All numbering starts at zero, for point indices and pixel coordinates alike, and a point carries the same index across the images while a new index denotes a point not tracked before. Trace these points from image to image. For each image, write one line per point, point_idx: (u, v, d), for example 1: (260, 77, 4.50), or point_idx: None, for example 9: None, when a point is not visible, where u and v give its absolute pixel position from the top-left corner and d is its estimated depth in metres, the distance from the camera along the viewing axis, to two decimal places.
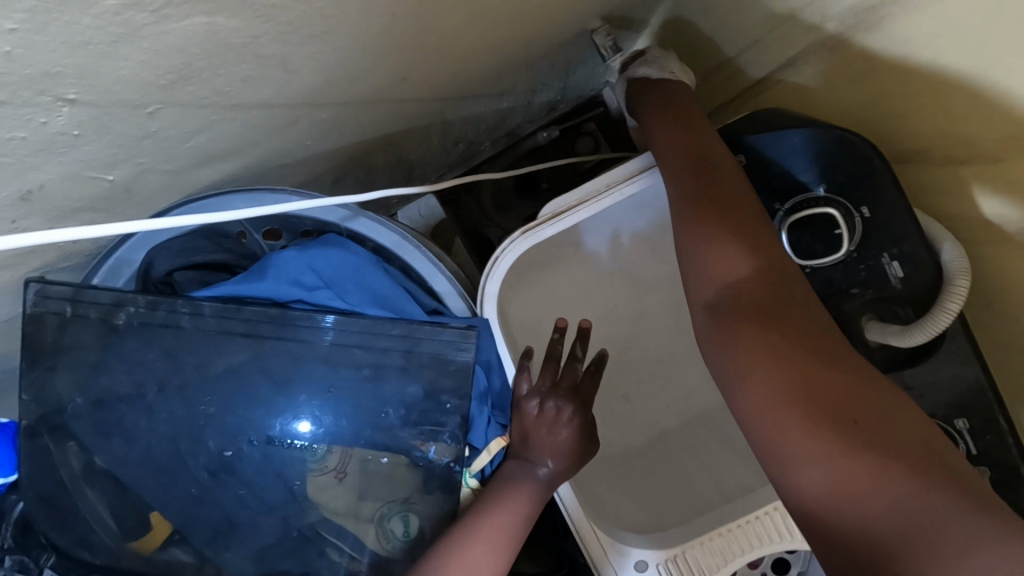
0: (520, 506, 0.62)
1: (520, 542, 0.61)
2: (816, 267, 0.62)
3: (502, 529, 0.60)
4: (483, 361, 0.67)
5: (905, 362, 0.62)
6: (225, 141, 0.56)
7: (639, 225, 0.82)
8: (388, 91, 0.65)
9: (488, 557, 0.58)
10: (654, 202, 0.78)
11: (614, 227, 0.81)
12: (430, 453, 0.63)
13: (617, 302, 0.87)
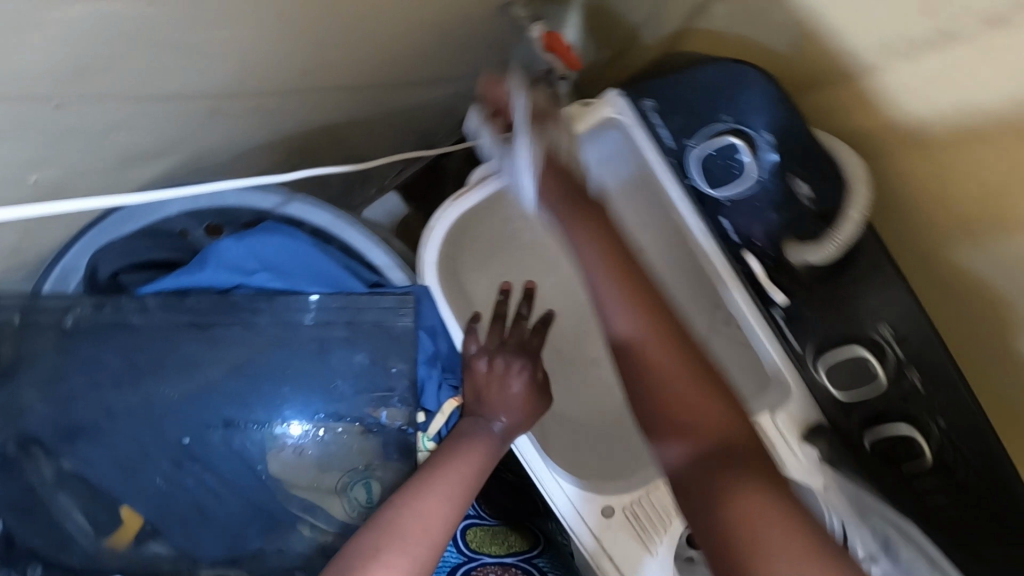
0: (476, 458, 0.64)
1: (477, 490, 0.63)
2: (735, 199, 0.65)
3: (458, 481, 0.62)
4: (425, 328, 0.68)
5: (833, 276, 0.64)
6: (146, 136, 0.58)
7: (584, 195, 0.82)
8: (315, 81, 0.67)
9: (447, 508, 0.59)
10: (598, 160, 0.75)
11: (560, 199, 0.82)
12: (382, 418, 0.66)
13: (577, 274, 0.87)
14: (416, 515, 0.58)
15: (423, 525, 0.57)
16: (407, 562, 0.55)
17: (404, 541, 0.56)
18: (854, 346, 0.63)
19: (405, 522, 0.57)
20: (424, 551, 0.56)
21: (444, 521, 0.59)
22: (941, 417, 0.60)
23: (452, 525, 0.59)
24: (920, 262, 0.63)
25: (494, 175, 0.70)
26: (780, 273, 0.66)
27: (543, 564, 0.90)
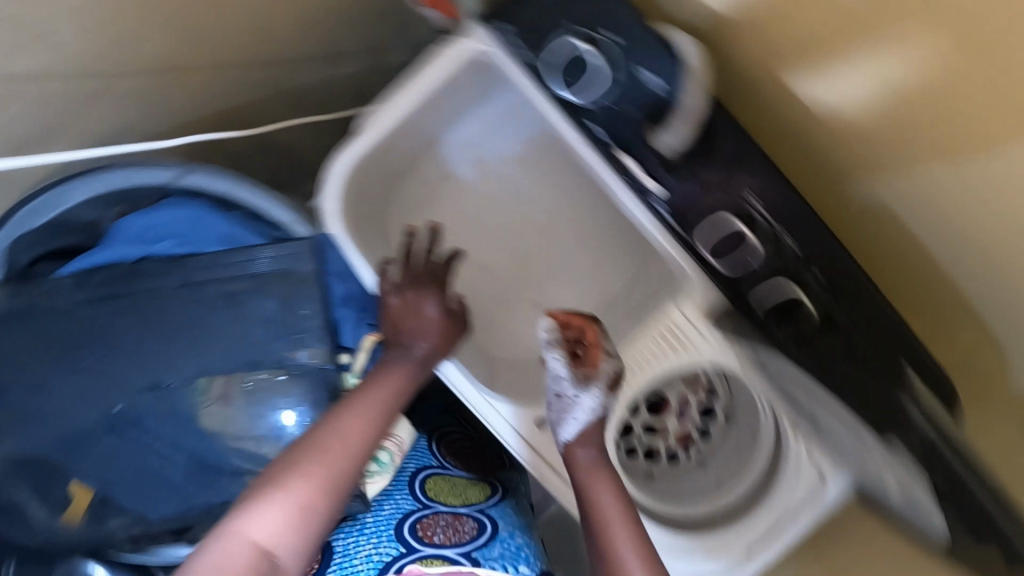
0: (395, 383, 0.69)
1: (396, 412, 0.68)
2: (594, 102, 0.68)
3: (382, 407, 0.66)
4: (333, 271, 0.73)
5: (696, 159, 0.68)
6: (25, 107, 0.64)
7: (505, 151, 0.98)
8: (188, 52, 0.73)
9: (368, 431, 0.64)
10: (508, 128, 0.97)
11: (479, 157, 0.98)
12: (301, 358, 0.69)
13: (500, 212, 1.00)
14: (338, 433, 0.62)
15: (344, 444, 0.62)
16: (324, 474, 0.59)
17: (323, 455, 0.60)
18: (722, 215, 0.68)
19: (326, 438, 0.61)
20: (342, 466, 0.60)
21: (365, 441, 0.63)
22: (812, 266, 0.67)
23: (373, 446, 0.64)
24: (778, 142, 0.71)
25: (376, 121, 0.77)
26: (652, 163, 0.69)
27: (495, 512, 1.02)
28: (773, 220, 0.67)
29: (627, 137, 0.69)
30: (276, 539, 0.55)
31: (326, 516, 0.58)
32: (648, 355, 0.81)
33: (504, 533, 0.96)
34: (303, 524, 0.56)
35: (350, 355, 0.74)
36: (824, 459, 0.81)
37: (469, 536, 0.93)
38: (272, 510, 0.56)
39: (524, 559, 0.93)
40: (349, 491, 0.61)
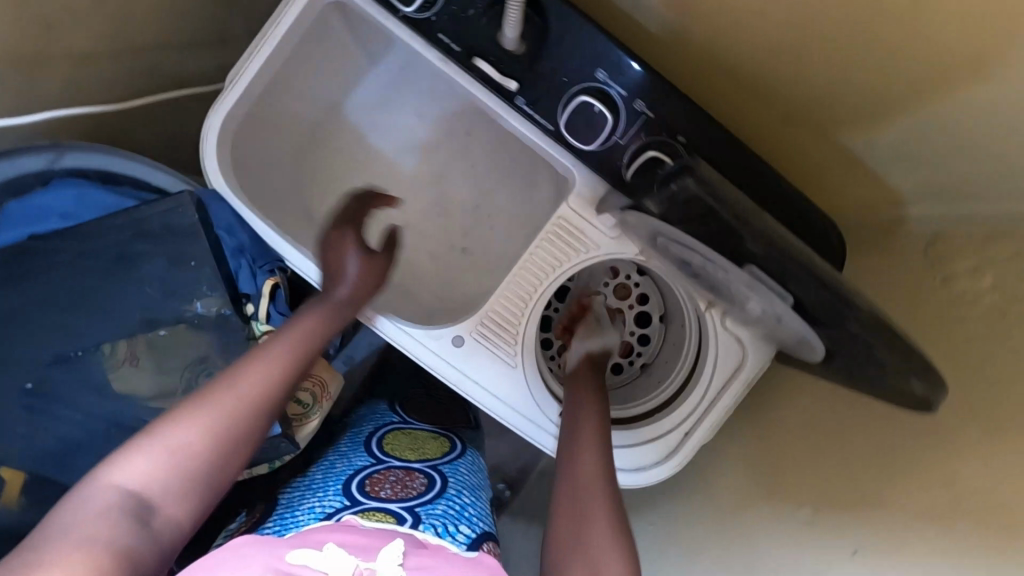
0: (298, 333, 0.71)
1: (300, 361, 0.69)
2: (435, 11, 0.71)
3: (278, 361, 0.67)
4: (220, 223, 0.75)
5: (539, 49, 0.69)
6: None
7: (403, 113, 1.13)
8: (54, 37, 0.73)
9: (263, 385, 0.65)
10: (401, 87, 1.12)
11: (382, 121, 1.13)
12: (199, 309, 0.71)
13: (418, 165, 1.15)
14: (227, 385, 0.63)
15: (233, 394, 0.62)
16: (207, 419, 0.59)
17: (208, 403, 0.61)
18: (581, 98, 0.70)
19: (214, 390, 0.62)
20: (229, 412, 0.61)
21: (257, 391, 0.64)
22: (677, 130, 0.70)
23: (268, 398, 0.64)
24: (635, 27, 0.75)
25: (241, 73, 0.78)
26: (504, 61, 0.71)
27: (448, 470, 0.97)
28: (626, 94, 0.69)
29: (473, 41, 0.71)
30: (150, 480, 0.54)
31: (209, 459, 0.58)
32: (547, 256, 0.82)
33: (453, 492, 0.91)
34: (181, 465, 0.56)
35: (253, 304, 0.75)
36: (741, 329, 0.82)
37: (416, 491, 0.88)
38: (148, 454, 0.56)
39: (468, 519, 0.86)
40: (238, 437, 0.61)
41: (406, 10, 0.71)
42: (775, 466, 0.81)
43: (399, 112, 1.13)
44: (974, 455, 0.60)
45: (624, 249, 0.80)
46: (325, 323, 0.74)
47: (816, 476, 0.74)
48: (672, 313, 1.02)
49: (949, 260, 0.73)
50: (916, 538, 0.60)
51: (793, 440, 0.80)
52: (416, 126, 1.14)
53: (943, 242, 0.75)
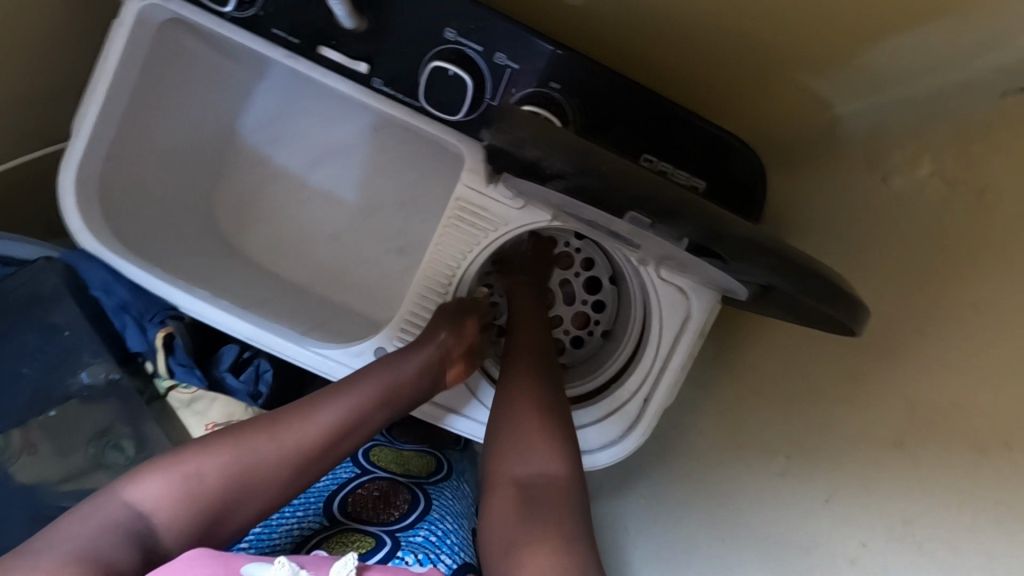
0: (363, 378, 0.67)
1: (351, 408, 0.65)
2: (263, 5, 0.64)
3: (338, 407, 0.64)
4: (95, 285, 0.69)
5: (378, 21, 0.62)
6: None
7: (309, 123, 0.99)
8: None
9: (300, 444, 0.60)
10: (298, 98, 0.97)
11: (286, 135, 0.98)
12: (85, 378, 0.68)
13: (328, 174, 1.00)
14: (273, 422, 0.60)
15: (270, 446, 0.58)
16: (238, 457, 0.57)
17: (245, 441, 0.58)
18: (435, 63, 0.62)
19: (258, 428, 0.59)
20: (262, 456, 0.58)
21: (300, 438, 0.60)
22: (551, 79, 0.63)
23: (308, 450, 0.60)
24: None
25: (82, 119, 0.73)
26: (346, 43, 0.65)
27: (433, 490, 0.89)
28: (482, 49, 0.62)
29: (310, 27, 0.64)
30: (158, 506, 0.52)
31: (225, 496, 0.55)
32: (457, 241, 0.75)
33: (437, 515, 0.81)
34: (196, 499, 0.53)
35: (152, 362, 0.71)
36: (679, 279, 0.75)
37: (397, 513, 0.80)
38: (167, 479, 0.53)
39: (450, 549, 0.76)
40: (261, 485, 0.57)
41: (227, 10, 0.64)
42: (740, 416, 0.73)
43: (305, 124, 0.99)
44: (933, 367, 0.51)
45: (535, 217, 0.73)
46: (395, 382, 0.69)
47: (781, 420, 0.66)
48: (620, 277, 0.94)
49: (885, 153, 0.64)
50: (884, 472, 0.52)
51: (756, 386, 0.72)
52: (327, 137, 0.99)
53: (880, 135, 0.65)
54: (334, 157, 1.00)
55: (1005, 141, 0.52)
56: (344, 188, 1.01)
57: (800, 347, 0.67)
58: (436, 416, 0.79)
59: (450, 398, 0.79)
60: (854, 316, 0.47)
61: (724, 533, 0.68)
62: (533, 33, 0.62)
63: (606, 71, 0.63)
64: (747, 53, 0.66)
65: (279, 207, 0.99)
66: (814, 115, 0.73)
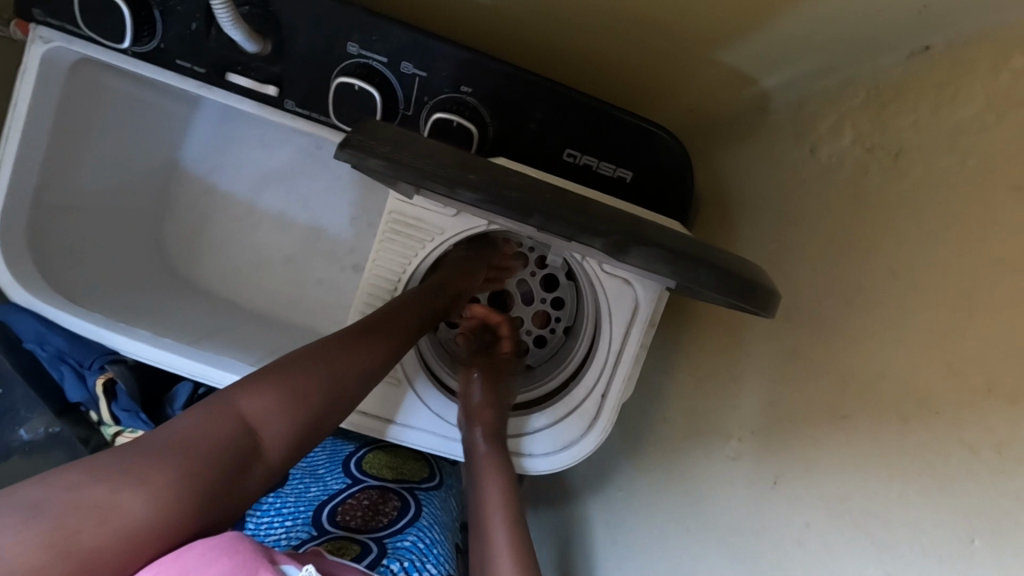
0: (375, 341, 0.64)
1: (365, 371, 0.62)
2: (163, 36, 0.62)
3: (397, 337, 0.67)
4: (29, 339, 0.68)
5: (282, 43, 0.61)
6: None
7: (250, 153, 0.97)
8: None
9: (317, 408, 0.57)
10: (233, 126, 0.96)
11: (229, 166, 0.97)
12: (28, 434, 0.68)
13: (274, 199, 0.99)
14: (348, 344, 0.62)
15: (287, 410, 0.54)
16: (328, 379, 0.58)
17: (333, 362, 0.59)
18: (341, 79, 0.61)
19: (337, 352, 0.60)
20: (345, 381, 0.60)
21: (371, 365, 0.63)
22: (462, 83, 0.62)
23: (379, 374, 0.64)
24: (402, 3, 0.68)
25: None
26: (254, 66, 0.63)
27: (425, 496, 0.87)
28: (387, 60, 0.61)
29: (215, 55, 0.63)
30: (262, 421, 0.53)
31: (317, 416, 0.57)
32: (396, 254, 0.74)
33: (426, 523, 0.79)
34: (292, 418, 0.55)
35: (96, 410, 0.70)
36: (622, 270, 0.73)
37: (387, 520, 0.78)
38: (269, 394, 0.54)
39: (437, 559, 0.74)
40: (342, 407, 0.60)
41: (125, 46, 0.62)
42: (692, 402, 0.73)
43: (243, 149, 0.97)
44: (861, 339, 0.51)
45: (470, 222, 0.72)
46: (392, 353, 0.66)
47: (728, 403, 0.66)
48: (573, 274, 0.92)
49: (805, 126, 0.63)
50: (821, 450, 0.52)
51: (705, 372, 0.72)
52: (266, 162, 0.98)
53: (799, 108, 0.65)
54: (279, 181, 0.99)
55: (909, 103, 0.51)
56: (291, 210, 1.00)
57: (741, 330, 0.67)
58: (379, 428, 0.75)
59: (383, 404, 0.75)
60: (760, 301, 0.48)
61: (682, 522, 0.68)
62: (434, 41, 0.60)
63: (516, 71, 0.62)
64: (659, 40, 0.65)
65: (229, 236, 0.98)
66: (738, 94, 0.72)
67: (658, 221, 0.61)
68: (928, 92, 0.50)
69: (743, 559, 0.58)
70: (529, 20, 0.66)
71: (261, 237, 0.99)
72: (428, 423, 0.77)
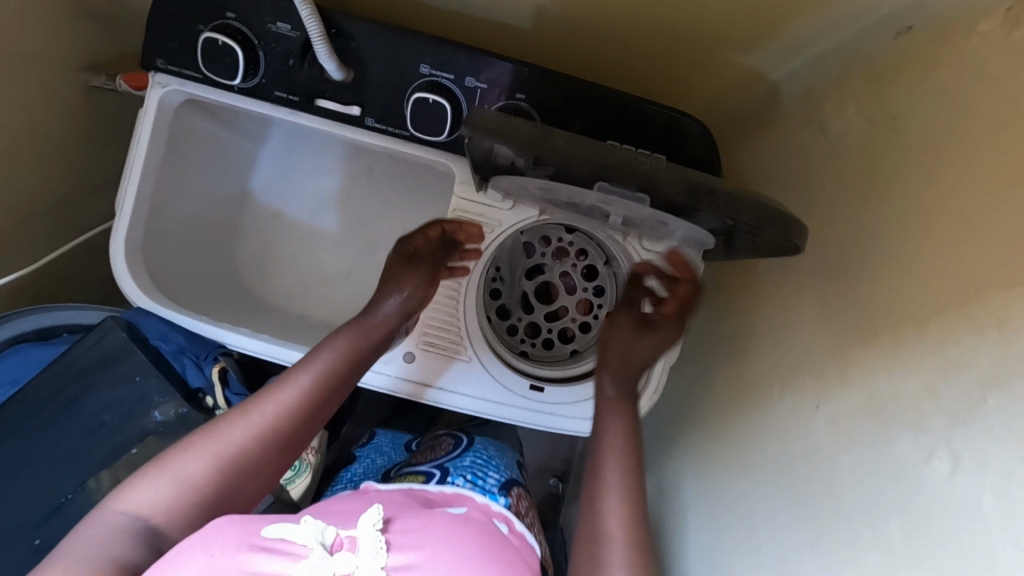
0: (280, 392, 0.67)
1: (268, 426, 0.64)
2: (263, 71, 0.74)
3: (299, 385, 0.68)
4: (155, 337, 0.79)
5: (363, 70, 0.74)
6: None
7: (313, 180, 1.09)
8: None
9: (224, 473, 0.61)
10: (296, 157, 1.08)
11: (292, 194, 1.09)
12: (160, 416, 0.75)
13: (336, 218, 1.10)
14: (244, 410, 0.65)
15: (186, 487, 0.58)
16: (219, 450, 0.61)
17: (221, 434, 0.62)
18: (416, 95, 0.73)
19: (246, 415, 0.64)
20: (240, 446, 0.62)
21: (272, 425, 0.65)
22: (518, 91, 0.73)
23: (283, 427, 0.65)
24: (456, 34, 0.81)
25: (123, 195, 0.84)
26: (338, 92, 0.76)
27: (474, 429, 0.95)
28: (454, 76, 0.73)
29: (307, 85, 0.75)
30: (152, 511, 0.56)
31: (216, 489, 0.60)
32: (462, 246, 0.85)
33: (480, 445, 0.88)
34: (184, 498, 0.58)
35: (211, 396, 0.80)
36: (661, 245, 0.85)
37: (444, 449, 0.87)
38: (151, 484, 0.58)
39: (496, 467, 0.82)
40: (253, 469, 0.63)
41: (234, 84, 0.75)
42: (738, 361, 0.80)
43: (305, 177, 1.09)
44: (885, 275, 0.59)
45: (524, 215, 0.83)
46: (305, 394, 0.68)
47: (773, 356, 0.73)
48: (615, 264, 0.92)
49: (815, 105, 0.73)
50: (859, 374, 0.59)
51: (749, 332, 0.79)
52: (329, 184, 1.09)
53: (809, 91, 0.75)
54: (341, 203, 1.10)
55: (899, 74, 0.61)
56: (351, 226, 1.10)
57: (778, 289, 0.75)
58: (446, 399, 0.84)
59: (428, 371, 0.84)
60: (796, 233, 0.57)
61: (734, 473, 0.74)
62: (490, 59, 0.72)
63: (561, 79, 0.73)
64: (679, 43, 0.75)
65: (298, 254, 1.09)
66: (753, 84, 0.82)
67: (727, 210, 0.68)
68: (919, 62, 0.59)
69: (785, 480, 0.65)
70: (567, 37, 0.78)
71: (325, 252, 1.09)
72: (479, 390, 0.85)
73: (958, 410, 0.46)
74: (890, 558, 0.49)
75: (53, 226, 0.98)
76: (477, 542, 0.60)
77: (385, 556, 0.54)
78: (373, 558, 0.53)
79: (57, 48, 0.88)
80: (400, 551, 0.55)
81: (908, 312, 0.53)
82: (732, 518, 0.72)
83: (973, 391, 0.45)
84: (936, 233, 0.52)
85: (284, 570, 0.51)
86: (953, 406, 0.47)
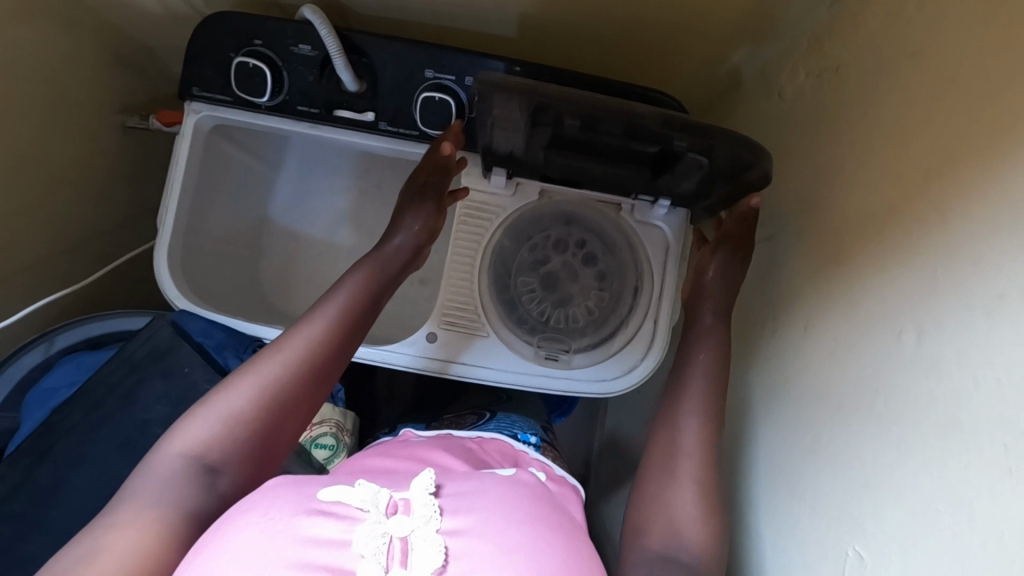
0: (307, 336, 0.72)
1: (305, 365, 0.69)
2: (288, 89, 0.85)
3: (323, 328, 0.73)
4: (199, 330, 0.86)
5: (374, 80, 0.85)
6: None
7: (326, 198, 1.18)
8: (15, 255, 0.89)
9: (265, 404, 0.66)
10: (312, 178, 1.18)
11: (309, 213, 1.18)
12: None
13: (351, 231, 1.18)
14: (274, 351, 0.70)
15: (234, 425, 0.63)
16: (260, 387, 0.66)
17: (259, 371, 0.68)
18: (422, 96, 0.84)
19: (281, 355, 0.69)
20: (277, 379, 0.67)
21: (303, 363, 0.70)
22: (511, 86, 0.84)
23: (310, 366, 0.70)
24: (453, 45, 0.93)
25: (166, 209, 0.92)
26: (353, 102, 0.86)
27: (492, 406, 1.05)
28: (454, 77, 0.84)
29: (326, 97, 0.86)
30: (205, 450, 0.61)
31: (258, 421, 0.65)
32: (469, 236, 0.92)
33: (502, 415, 0.99)
34: (232, 436, 0.63)
35: None
36: (651, 217, 0.92)
37: (469, 421, 0.98)
38: (203, 426, 0.63)
39: (519, 426, 0.95)
40: (288, 404, 0.67)
41: (262, 102, 0.85)
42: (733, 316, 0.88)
43: (319, 195, 1.18)
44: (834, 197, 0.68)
45: (525, 198, 0.92)
46: (331, 334, 0.73)
47: (764, 300, 0.80)
48: (614, 244, 0.97)
49: (773, 79, 0.83)
50: (823, 287, 0.67)
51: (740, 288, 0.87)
52: (342, 200, 1.19)
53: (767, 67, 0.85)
54: (356, 218, 1.19)
55: (836, 38, 0.71)
56: (366, 236, 1.18)
57: (758, 244, 0.83)
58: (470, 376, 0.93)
59: (448, 348, 0.91)
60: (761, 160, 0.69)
61: (742, 411, 0.80)
62: (484, 63, 0.83)
63: (547, 72, 0.84)
64: (647, 39, 0.86)
65: (316, 267, 1.17)
66: (718, 70, 0.93)
67: (732, 169, 0.73)
68: (850, 22, 0.69)
69: (788, 401, 0.71)
70: (549, 42, 0.90)
71: (342, 262, 1.17)
72: (497, 362, 0.92)
73: (920, 289, 0.53)
74: (879, 429, 0.55)
75: (95, 255, 1.08)
76: (529, 501, 0.60)
77: (439, 519, 0.55)
78: (427, 521, 0.54)
79: (95, 93, 0.99)
80: (453, 515, 0.56)
81: (866, 221, 0.62)
82: (745, 451, 0.77)
83: (926, 268, 0.53)
84: (880, 153, 0.61)
85: (341, 532, 0.52)
86: (913, 282, 0.54)
